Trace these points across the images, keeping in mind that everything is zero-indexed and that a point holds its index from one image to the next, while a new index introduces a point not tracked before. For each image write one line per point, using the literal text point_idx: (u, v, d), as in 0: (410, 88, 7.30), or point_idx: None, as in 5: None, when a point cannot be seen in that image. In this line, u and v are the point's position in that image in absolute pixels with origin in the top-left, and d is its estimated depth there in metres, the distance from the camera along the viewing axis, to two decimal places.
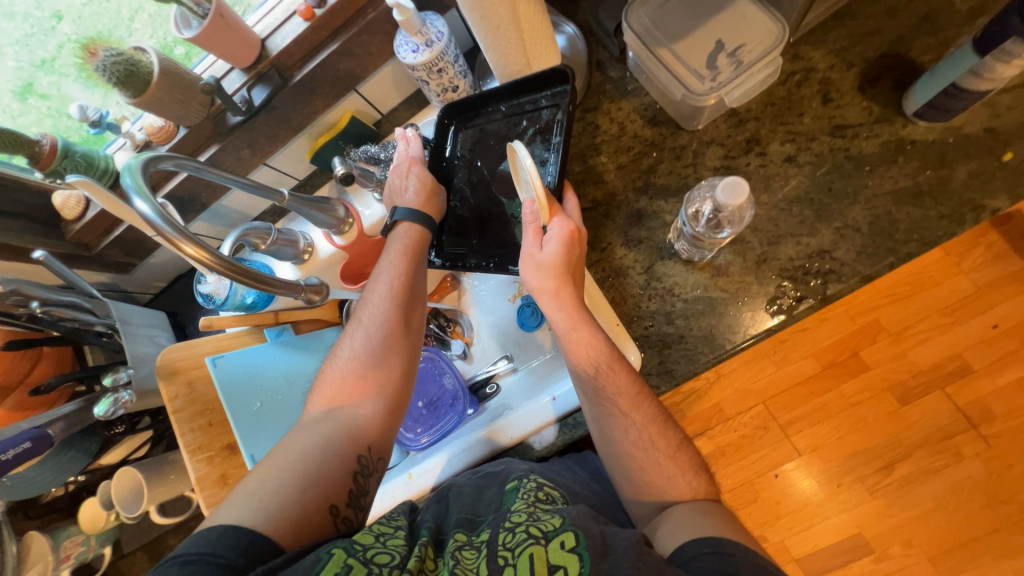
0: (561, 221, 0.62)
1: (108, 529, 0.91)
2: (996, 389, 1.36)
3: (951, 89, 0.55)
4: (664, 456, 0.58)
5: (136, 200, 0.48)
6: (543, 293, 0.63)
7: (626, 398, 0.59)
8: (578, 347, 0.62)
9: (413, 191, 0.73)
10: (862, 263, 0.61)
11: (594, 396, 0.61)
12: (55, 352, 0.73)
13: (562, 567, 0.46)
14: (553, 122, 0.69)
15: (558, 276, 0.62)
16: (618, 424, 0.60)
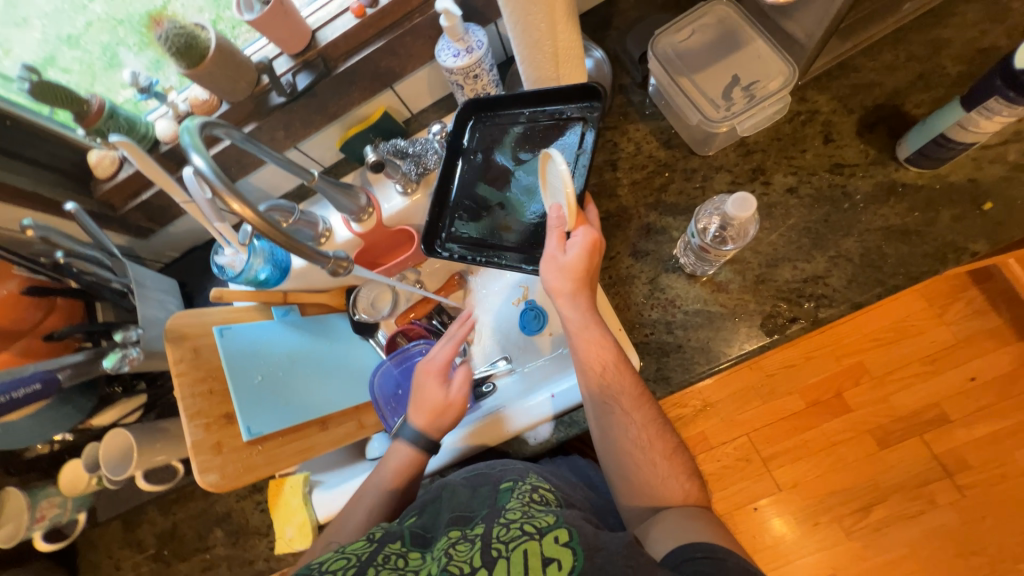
0: (586, 229, 0.65)
1: (87, 494, 0.89)
2: (971, 440, 1.41)
3: (940, 139, 0.60)
4: (658, 457, 0.61)
5: (194, 155, 0.51)
6: (561, 295, 0.66)
7: (629, 397, 0.63)
8: (587, 346, 0.65)
9: (422, 411, 0.79)
10: (852, 292, 0.66)
11: (599, 395, 0.64)
12: (68, 306, 0.73)
13: (555, 560, 0.48)
14: (580, 133, 0.75)
15: (577, 280, 0.65)
16: (619, 422, 0.63)
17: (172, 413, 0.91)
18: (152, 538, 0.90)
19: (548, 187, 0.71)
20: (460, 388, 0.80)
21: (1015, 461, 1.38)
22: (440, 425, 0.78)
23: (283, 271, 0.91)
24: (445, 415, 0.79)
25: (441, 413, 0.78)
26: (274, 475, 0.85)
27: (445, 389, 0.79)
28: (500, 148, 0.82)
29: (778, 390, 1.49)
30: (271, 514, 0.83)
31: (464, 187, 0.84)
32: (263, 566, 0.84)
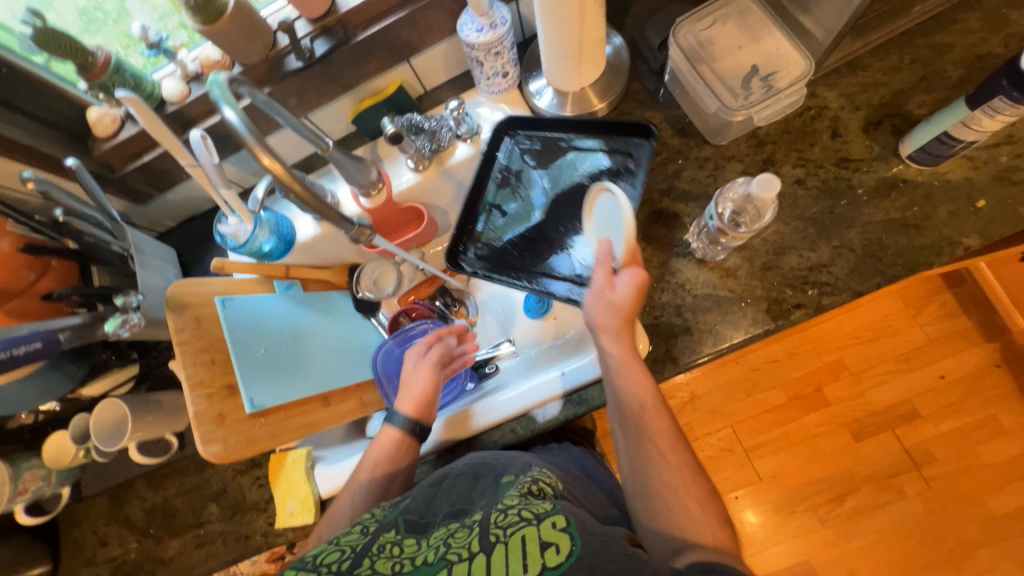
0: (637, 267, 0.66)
1: (72, 467, 0.86)
2: (940, 435, 1.47)
3: (942, 136, 0.64)
4: (692, 499, 0.59)
5: (225, 107, 0.50)
6: (607, 331, 0.67)
7: (665, 437, 0.63)
8: (628, 381, 0.65)
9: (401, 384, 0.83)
10: (854, 280, 0.69)
11: (635, 431, 0.64)
12: (62, 267, 0.70)
13: (554, 543, 0.49)
14: (627, 166, 0.79)
15: (626, 316, 0.66)
16: (654, 462, 0.62)
17: (166, 385, 0.88)
18: (141, 513, 0.87)
19: (599, 220, 0.73)
20: (430, 361, 0.83)
21: (979, 457, 1.45)
22: (409, 397, 0.79)
23: (287, 244, 0.90)
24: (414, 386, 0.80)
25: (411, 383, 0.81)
26: (275, 449, 0.84)
27: (416, 359, 0.84)
28: (536, 165, 0.86)
29: (761, 384, 1.56)
30: (272, 488, 0.82)
31: (494, 201, 0.88)
32: (260, 541, 0.82)
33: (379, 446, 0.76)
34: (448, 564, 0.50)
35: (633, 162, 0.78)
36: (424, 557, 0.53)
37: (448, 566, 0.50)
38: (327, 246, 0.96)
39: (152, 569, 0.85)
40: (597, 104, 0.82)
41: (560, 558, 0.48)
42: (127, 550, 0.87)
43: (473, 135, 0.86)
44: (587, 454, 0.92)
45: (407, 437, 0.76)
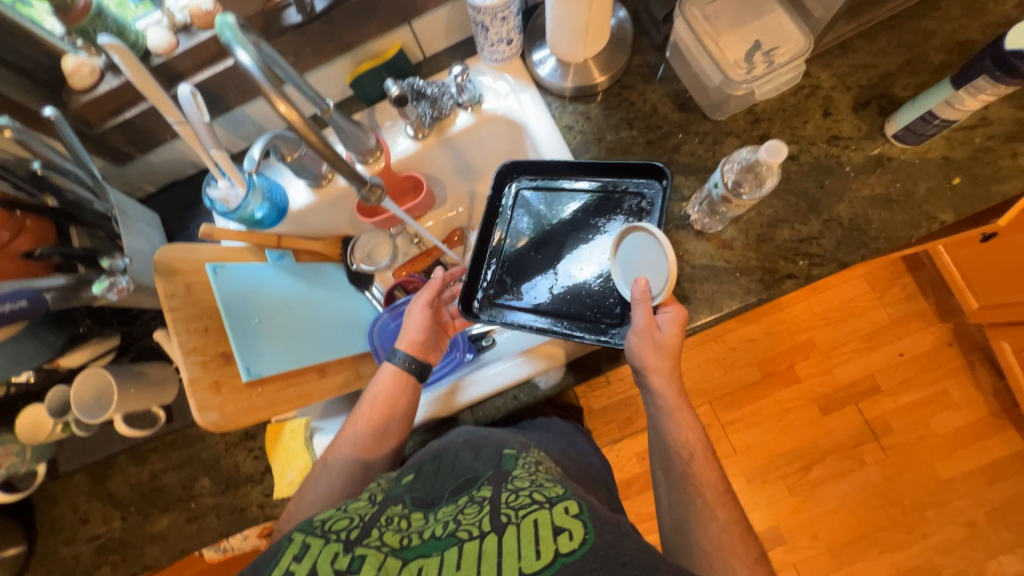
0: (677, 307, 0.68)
1: (49, 443, 0.82)
2: (897, 407, 1.56)
3: (926, 115, 0.68)
4: (736, 559, 0.63)
5: (239, 51, 0.50)
6: (658, 373, 0.68)
7: (713, 489, 0.67)
8: (680, 429, 0.70)
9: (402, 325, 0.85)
10: (841, 252, 0.73)
11: (681, 481, 0.68)
12: (39, 227, 0.64)
13: (567, 529, 0.49)
14: (639, 209, 0.77)
15: (673, 360, 0.68)
16: (700, 515, 0.66)
17: (150, 357, 0.84)
18: (126, 489, 0.84)
19: (626, 258, 0.72)
20: (422, 301, 0.84)
21: (929, 426, 1.54)
22: (406, 336, 0.82)
23: (280, 213, 0.86)
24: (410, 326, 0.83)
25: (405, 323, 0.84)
26: (271, 419, 0.84)
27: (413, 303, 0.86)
28: (545, 207, 0.82)
29: (738, 362, 1.62)
30: (270, 459, 0.82)
31: (507, 239, 0.84)
32: (257, 513, 0.81)
33: (380, 382, 0.78)
34: (459, 541, 0.51)
35: (647, 203, 0.76)
36: (432, 531, 0.54)
37: (459, 543, 0.51)
38: (320, 217, 0.94)
39: (140, 545, 0.82)
40: (598, 77, 0.82)
41: (574, 545, 0.47)
42: (112, 528, 0.83)
43: (475, 103, 0.85)
44: (580, 435, 0.95)
45: (405, 373, 0.79)
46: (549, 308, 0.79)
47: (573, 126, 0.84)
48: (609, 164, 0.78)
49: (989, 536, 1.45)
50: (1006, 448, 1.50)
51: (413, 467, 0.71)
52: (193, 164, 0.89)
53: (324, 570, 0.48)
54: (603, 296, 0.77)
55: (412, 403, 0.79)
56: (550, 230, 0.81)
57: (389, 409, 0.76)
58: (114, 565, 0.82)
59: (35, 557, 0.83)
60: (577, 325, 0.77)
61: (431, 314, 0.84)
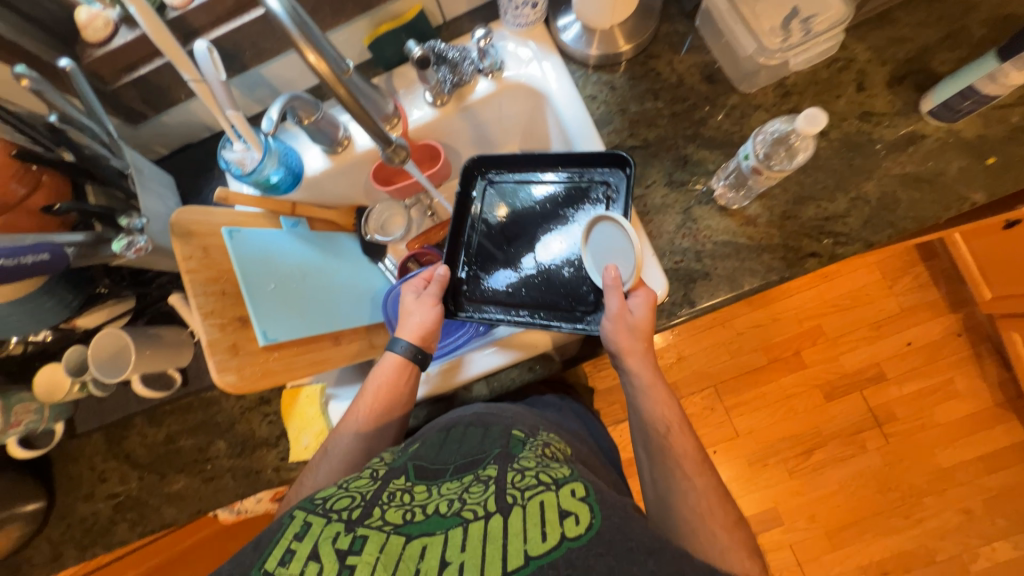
0: (646, 289, 0.69)
1: (66, 402, 0.83)
2: (902, 396, 1.54)
3: (966, 90, 0.66)
4: (717, 526, 0.62)
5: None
6: (631, 354, 0.69)
7: (691, 459, 0.66)
8: (656, 404, 0.70)
9: (405, 318, 0.80)
10: (866, 231, 0.72)
11: (661, 453, 0.68)
12: (54, 184, 0.63)
13: (573, 513, 0.49)
14: (603, 197, 0.79)
15: (644, 341, 0.68)
16: (681, 485, 0.65)
17: (165, 320, 0.84)
18: (143, 450, 0.85)
19: (595, 247, 0.75)
20: (432, 297, 0.79)
21: (932, 415, 1.53)
22: (410, 328, 0.78)
23: (294, 178, 0.85)
24: (422, 317, 0.79)
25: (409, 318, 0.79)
26: (287, 385, 0.84)
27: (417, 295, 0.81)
28: (512, 197, 0.85)
29: (744, 347, 1.61)
30: (286, 423, 0.83)
31: (479, 227, 0.86)
32: (272, 476, 0.82)
33: (382, 370, 0.76)
34: (464, 521, 0.50)
35: (611, 192, 0.78)
36: (435, 506, 0.53)
37: (464, 523, 0.50)
38: (334, 184, 0.92)
39: (157, 504, 0.84)
40: (622, 45, 0.80)
41: (580, 529, 0.47)
42: (129, 486, 0.85)
43: (496, 70, 0.82)
44: (588, 413, 0.92)
45: (410, 363, 0.76)
46: (524, 302, 0.81)
47: (597, 96, 0.82)
48: (569, 154, 0.80)
49: (984, 525, 1.45)
50: (1009, 438, 1.49)
51: (421, 437, 0.71)
52: (207, 128, 0.87)
53: (327, 550, 0.48)
54: (575, 286, 0.79)
55: (414, 391, 0.77)
56: (516, 219, 0.84)
57: (392, 400, 0.74)
58: (132, 522, 0.84)
59: (54, 513, 0.85)
60: (554, 315, 0.79)
61: (442, 311, 0.80)
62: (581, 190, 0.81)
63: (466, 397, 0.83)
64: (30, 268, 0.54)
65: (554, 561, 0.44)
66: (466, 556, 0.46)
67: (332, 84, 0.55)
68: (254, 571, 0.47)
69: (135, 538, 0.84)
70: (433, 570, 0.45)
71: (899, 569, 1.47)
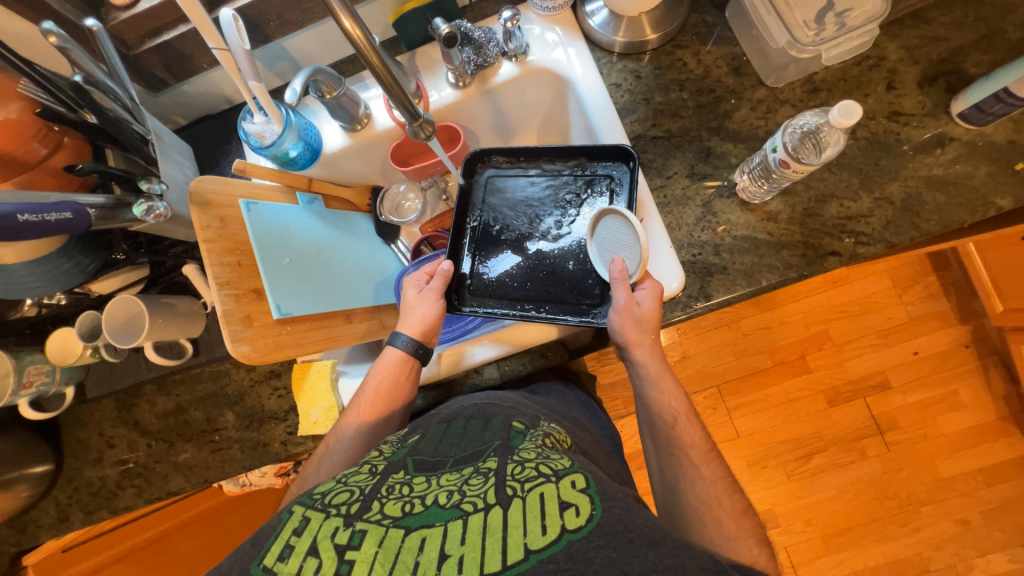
0: (651, 280, 0.69)
1: (77, 366, 0.83)
2: (906, 405, 1.54)
3: (1001, 92, 0.65)
4: (725, 515, 0.62)
5: None
6: (638, 345, 0.69)
7: (698, 449, 0.66)
8: (664, 394, 0.70)
9: (407, 316, 0.79)
10: (889, 233, 0.71)
11: (668, 443, 0.68)
12: (76, 145, 0.63)
13: (573, 505, 0.48)
14: (611, 189, 0.79)
15: (651, 331, 0.68)
16: (687, 474, 0.66)
17: (179, 291, 0.84)
18: (152, 418, 0.86)
19: (601, 239, 0.76)
20: (434, 292, 0.79)
21: (936, 425, 1.52)
22: (412, 322, 0.78)
23: (312, 154, 0.85)
24: (421, 312, 0.78)
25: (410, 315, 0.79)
26: (298, 359, 0.84)
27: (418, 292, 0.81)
28: (519, 187, 0.85)
29: (750, 349, 1.60)
30: (296, 397, 0.83)
31: (486, 215, 0.86)
32: (279, 450, 0.83)
33: (383, 365, 0.76)
34: (464, 514, 0.50)
35: (614, 185, 0.79)
36: (435, 499, 0.53)
37: (463, 516, 0.50)
38: (351, 163, 0.92)
39: (164, 472, 0.85)
40: (649, 34, 0.79)
41: (580, 521, 0.46)
42: (137, 453, 0.85)
43: (521, 54, 0.81)
44: (593, 403, 0.91)
45: (411, 358, 0.76)
46: (526, 294, 0.82)
47: (621, 84, 0.82)
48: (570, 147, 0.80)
49: (981, 537, 1.45)
50: (1012, 452, 1.49)
51: (420, 428, 0.71)
52: (227, 99, 0.87)
53: (325, 546, 0.48)
54: (579, 280, 0.80)
55: (415, 385, 0.77)
56: (524, 209, 0.85)
57: (394, 394, 0.74)
58: (139, 489, 0.85)
59: (62, 476, 0.86)
60: (559, 308, 0.79)
61: (445, 306, 0.80)
62: (586, 182, 0.81)
63: (475, 381, 0.82)
64: (53, 225, 0.54)
65: (554, 554, 0.44)
66: (466, 549, 0.46)
67: (367, 53, 0.55)
68: (254, 566, 0.47)
69: (141, 505, 0.85)
70: (432, 564, 0.45)
71: None
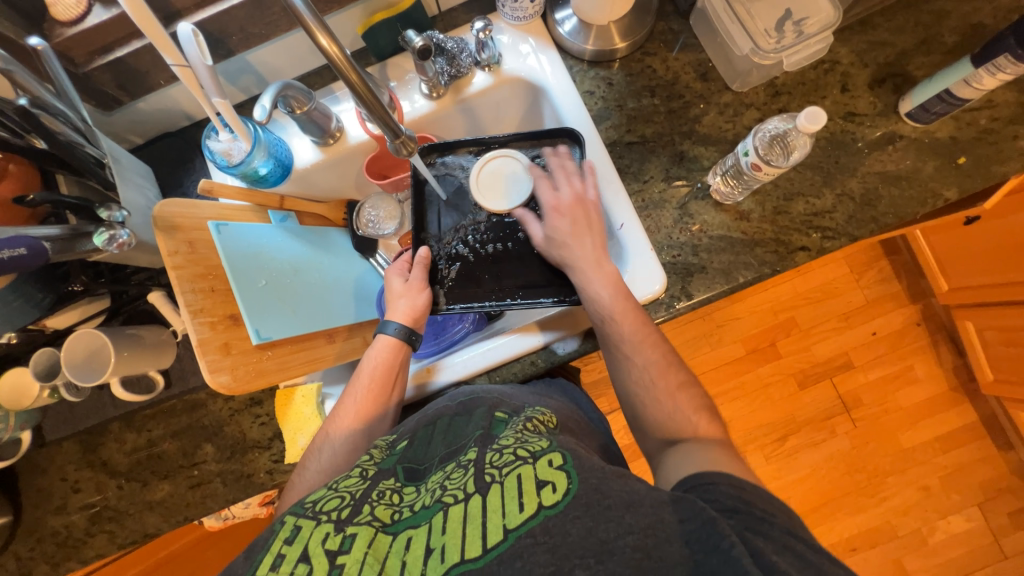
0: (547, 194, 0.76)
1: (34, 409, 0.77)
2: (868, 382, 1.63)
3: (943, 93, 0.70)
4: (661, 394, 0.64)
5: None
6: (565, 262, 0.74)
7: (627, 342, 0.67)
8: (588, 295, 0.71)
9: (400, 310, 0.76)
10: (851, 226, 0.75)
11: (603, 342, 0.70)
12: (24, 173, 0.59)
13: (550, 482, 0.48)
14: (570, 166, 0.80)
15: (567, 242, 0.73)
16: (623, 365, 0.67)
17: (145, 320, 0.80)
18: (121, 457, 0.80)
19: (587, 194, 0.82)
20: (419, 282, 0.78)
21: (896, 400, 1.62)
22: (400, 309, 0.76)
23: (284, 170, 0.82)
24: (411, 300, 0.77)
25: (396, 304, 0.77)
26: (280, 385, 0.81)
27: (405, 279, 0.79)
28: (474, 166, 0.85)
29: (725, 339, 1.66)
30: (281, 424, 0.80)
31: (456, 207, 0.86)
32: (265, 479, 0.80)
33: (376, 354, 0.74)
34: (445, 506, 0.50)
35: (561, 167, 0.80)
36: (422, 502, 0.52)
37: (445, 508, 0.49)
38: (324, 177, 0.89)
39: (139, 513, 0.80)
40: (618, 42, 0.80)
41: (557, 497, 0.47)
42: (107, 496, 0.80)
43: (494, 63, 0.81)
44: (574, 388, 0.86)
45: (405, 344, 0.75)
46: (497, 283, 0.83)
47: (594, 92, 0.83)
48: (525, 137, 0.82)
49: (941, 499, 1.56)
50: (963, 419, 1.61)
51: (407, 430, 0.68)
52: (186, 115, 0.83)
53: (316, 552, 0.46)
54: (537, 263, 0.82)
55: (408, 370, 0.76)
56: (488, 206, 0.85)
57: (390, 378, 0.73)
58: (111, 534, 0.79)
59: (22, 528, 0.79)
60: (533, 293, 0.82)
61: (431, 297, 0.79)
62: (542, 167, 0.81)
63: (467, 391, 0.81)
64: (7, 263, 0.50)
65: (532, 529, 0.45)
66: (447, 538, 0.46)
67: (345, 70, 0.50)
68: None
69: (114, 551, 0.79)
70: (418, 561, 0.45)
71: (866, 545, 1.56)
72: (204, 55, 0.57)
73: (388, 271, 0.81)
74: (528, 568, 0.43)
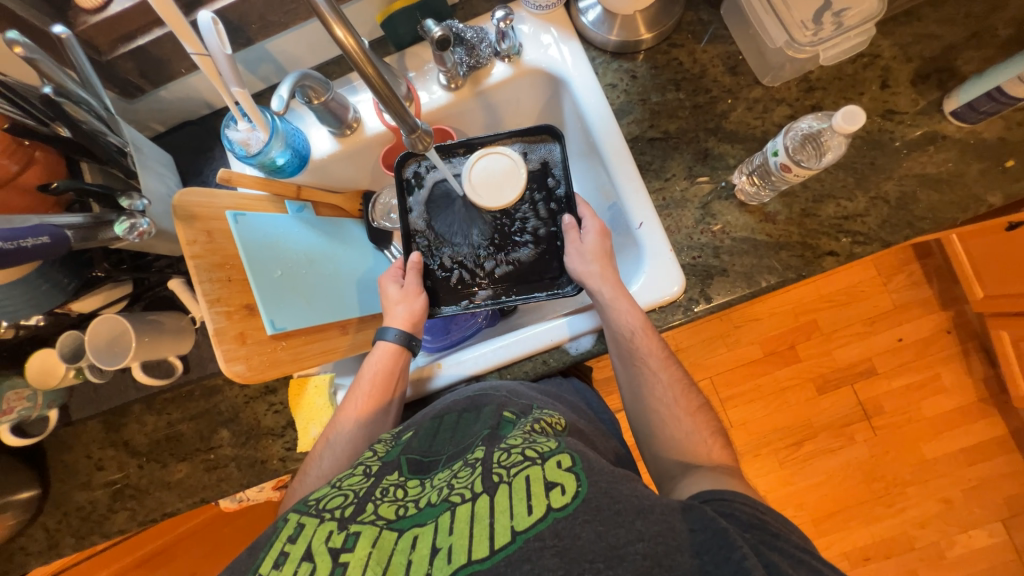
0: (592, 218, 0.75)
1: (60, 389, 0.80)
2: (891, 389, 1.58)
3: (994, 91, 0.65)
4: (683, 414, 0.65)
5: None
6: (597, 277, 0.71)
7: (657, 357, 0.67)
8: (621, 312, 0.69)
9: (400, 316, 0.76)
10: (884, 232, 0.72)
11: (629, 357, 0.68)
12: (49, 160, 0.60)
13: (558, 484, 0.47)
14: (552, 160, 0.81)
15: (606, 261, 0.72)
16: (650, 381, 0.67)
17: (165, 306, 0.81)
18: (142, 438, 0.83)
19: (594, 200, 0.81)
20: (415, 287, 0.78)
21: (921, 409, 1.57)
22: (397, 315, 0.76)
23: (300, 161, 0.82)
24: (408, 306, 0.76)
25: (393, 309, 0.77)
26: (294, 374, 0.82)
27: (399, 286, 0.78)
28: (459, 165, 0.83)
29: (742, 340, 1.62)
30: (294, 414, 0.81)
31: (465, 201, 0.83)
32: (278, 466, 0.81)
33: (375, 360, 0.74)
34: (452, 506, 0.49)
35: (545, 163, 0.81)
36: (428, 499, 0.52)
37: (452, 507, 0.49)
38: (341, 168, 0.89)
39: (158, 493, 0.82)
40: (644, 33, 0.77)
41: (566, 499, 0.46)
42: (129, 475, 0.83)
43: (514, 54, 0.79)
44: (587, 388, 0.86)
45: (405, 349, 0.75)
46: (490, 283, 0.82)
47: (617, 85, 0.80)
48: (506, 136, 0.81)
49: (964, 513, 1.51)
50: (992, 432, 1.54)
51: (414, 425, 0.69)
52: (206, 104, 0.83)
53: (319, 550, 0.47)
54: (537, 256, 0.81)
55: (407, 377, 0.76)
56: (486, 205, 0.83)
57: (389, 384, 0.73)
58: (132, 511, 0.82)
59: (49, 502, 0.83)
60: (526, 289, 0.81)
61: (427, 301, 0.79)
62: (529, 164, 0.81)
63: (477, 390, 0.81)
64: (33, 250, 0.51)
65: (540, 532, 0.44)
66: (454, 538, 0.46)
67: (362, 63, 0.49)
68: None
69: (135, 528, 0.82)
70: (424, 561, 0.45)
71: (881, 555, 1.53)
72: (224, 45, 0.57)
73: (382, 279, 0.80)
74: (536, 571, 0.42)
